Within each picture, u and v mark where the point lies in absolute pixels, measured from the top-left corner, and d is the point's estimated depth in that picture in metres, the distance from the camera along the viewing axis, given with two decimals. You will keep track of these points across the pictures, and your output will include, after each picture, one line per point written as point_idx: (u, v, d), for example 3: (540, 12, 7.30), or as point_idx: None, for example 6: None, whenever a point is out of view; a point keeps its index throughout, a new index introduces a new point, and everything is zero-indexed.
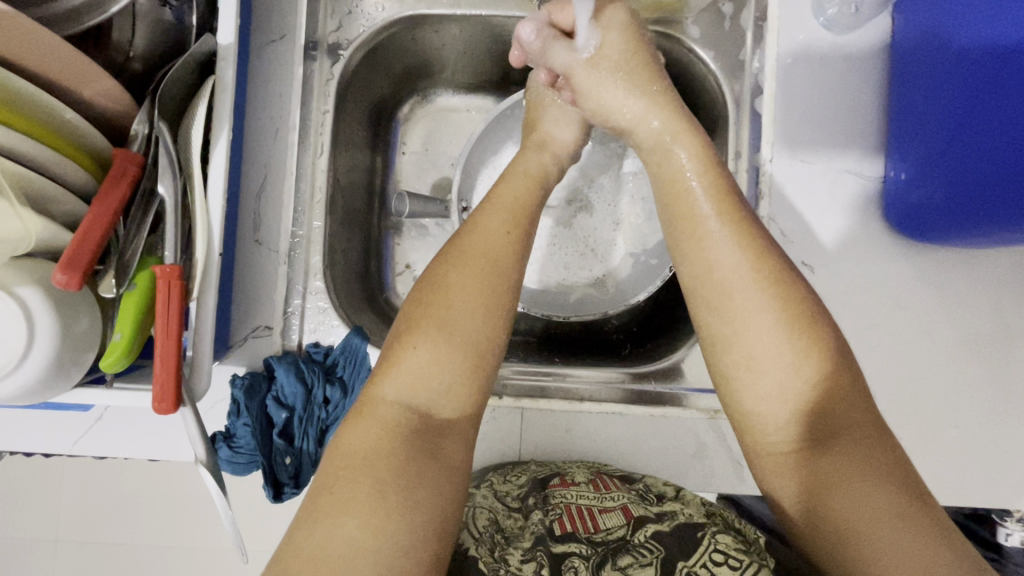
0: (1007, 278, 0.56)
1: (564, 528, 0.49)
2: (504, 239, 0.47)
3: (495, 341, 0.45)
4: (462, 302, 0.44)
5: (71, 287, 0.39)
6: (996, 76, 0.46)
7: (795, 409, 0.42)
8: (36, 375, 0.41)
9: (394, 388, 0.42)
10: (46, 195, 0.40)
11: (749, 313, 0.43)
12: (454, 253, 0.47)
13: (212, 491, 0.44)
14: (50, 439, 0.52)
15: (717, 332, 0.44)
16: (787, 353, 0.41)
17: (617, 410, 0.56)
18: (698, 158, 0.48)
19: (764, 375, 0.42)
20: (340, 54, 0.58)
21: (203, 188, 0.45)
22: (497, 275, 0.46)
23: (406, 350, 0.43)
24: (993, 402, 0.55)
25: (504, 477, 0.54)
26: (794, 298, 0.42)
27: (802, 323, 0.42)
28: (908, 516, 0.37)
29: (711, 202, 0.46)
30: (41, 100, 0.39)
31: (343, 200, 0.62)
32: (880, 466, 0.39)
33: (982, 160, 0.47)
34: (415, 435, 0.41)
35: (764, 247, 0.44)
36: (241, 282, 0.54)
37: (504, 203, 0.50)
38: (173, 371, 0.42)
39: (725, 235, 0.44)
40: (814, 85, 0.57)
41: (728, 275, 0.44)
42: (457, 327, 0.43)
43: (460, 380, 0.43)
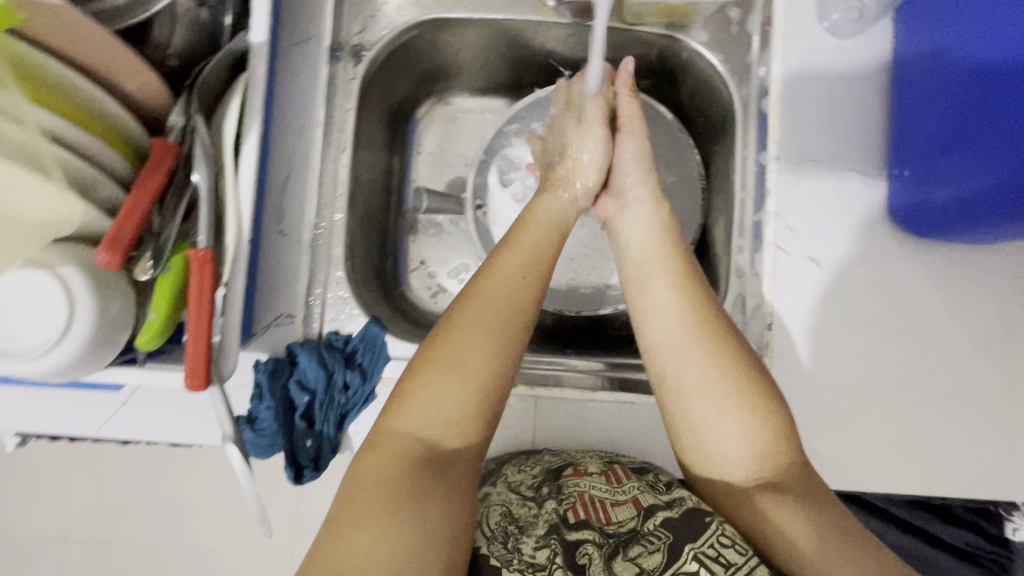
0: (1011, 274, 0.57)
1: (578, 515, 0.50)
2: (521, 278, 0.48)
3: (507, 377, 0.45)
4: (473, 339, 0.45)
5: (113, 266, 0.41)
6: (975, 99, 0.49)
7: (755, 453, 0.44)
8: (74, 352, 0.42)
9: (406, 422, 0.43)
10: (88, 180, 0.43)
11: (690, 364, 0.45)
12: (470, 289, 0.48)
13: (236, 466, 0.46)
14: (80, 421, 0.54)
15: (679, 388, 0.46)
16: (735, 405, 0.44)
17: (626, 399, 0.57)
18: (659, 234, 0.53)
19: (729, 421, 0.44)
20: (363, 56, 0.61)
21: (234, 177, 0.48)
22: (502, 311, 0.47)
23: (416, 384, 0.44)
24: (1000, 395, 0.56)
25: (518, 467, 0.55)
26: (732, 348, 0.45)
27: (747, 376, 0.45)
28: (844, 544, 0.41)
29: (665, 279, 0.49)
30: (88, 89, 0.41)
31: (363, 196, 0.64)
32: (818, 499, 0.43)
33: (974, 166, 0.49)
34: (422, 464, 0.42)
35: (710, 313, 0.47)
36: (265, 271, 0.56)
37: (521, 247, 0.51)
38: (203, 351, 0.44)
39: (666, 295, 0.48)
40: (818, 89, 0.59)
41: (671, 326, 0.47)
42: (467, 364, 0.44)
43: (467, 415, 0.44)
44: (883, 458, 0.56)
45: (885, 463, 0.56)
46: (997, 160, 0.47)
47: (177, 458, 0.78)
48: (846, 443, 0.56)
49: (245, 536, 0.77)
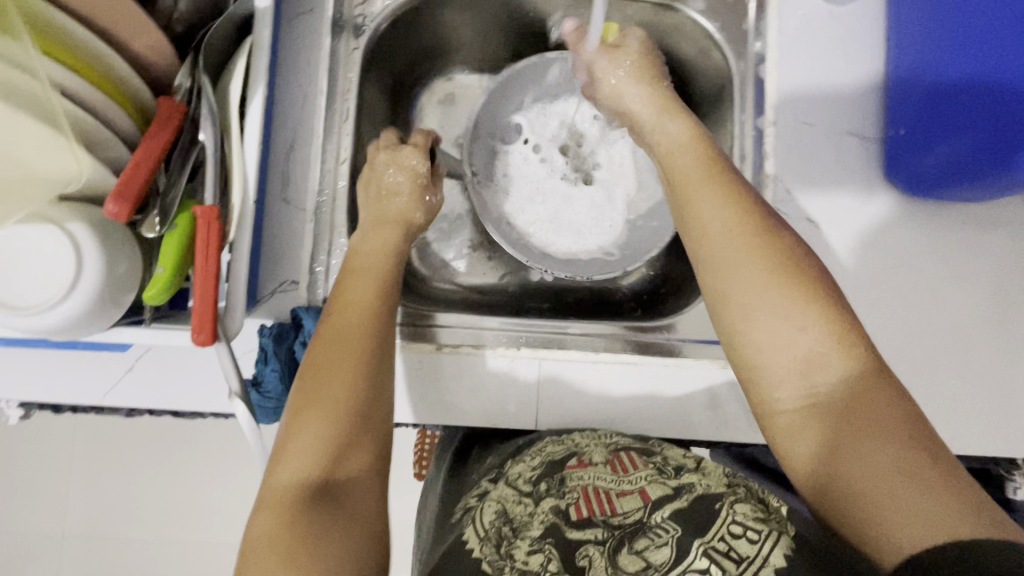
0: (1004, 232, 0.59)
1: (580, 513, 0.46)
2: (367, 306, 0.50)
3: (375, 397, 0.45)
4: (334, 369, 0.45)
5: (121, 218, 0.41)
6: (942, 95, 0.53)
7: (799, 354, 0.42)
8: (80, 308, 0.43)
9: (287, 467, 0.41)
10: (96, 137, 0.43)
11: (737, 258, 0.44)
12: (323, 331, 0.48)
13: (245, 423, 0.46)
14: (83, 390, 0.54)
15: (718, 290, 0.45)
16: (780, 296, 0.43)
17: (628, 359, 0.58)
18: (689, 128, 0.54)
19: (759, 323, 0.43)
20: (364, 29, 0.62)
21: (240, 138, 0.48)
22: (355, 342, 0.47)
23: (290, 434, 0.42)
24: (997, 353, 0.57)
25: (520, 460, 0.54)
26: (772, 244, 0.44)
27: (789, 271, 0.43)
28: (914, 471, 0.36)
29: (698, 166, 0.50)
30: (95, 45, 0.41)
31: (366, 167, 0.65)
32: (885, 424, 0.38)
33: (977, 119, 0.50)
34: (314, 500, 0.39)
35: (750, 206, 0.46)
36: (269, 239, 0.57)
37: (360, 278, 0.53)
38: (210, 307, 0.44)
39: (711, 195, 0.47)
40: (813, 52, 0.60)
41: (720, 227, 0.46)
42: (331, 395, 0.43)
43: (348, 445, 0.42)
44: None
45: None
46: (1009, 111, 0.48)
47: (176, 447, 0.85)
48: None
49: (233, 526, 0.86)
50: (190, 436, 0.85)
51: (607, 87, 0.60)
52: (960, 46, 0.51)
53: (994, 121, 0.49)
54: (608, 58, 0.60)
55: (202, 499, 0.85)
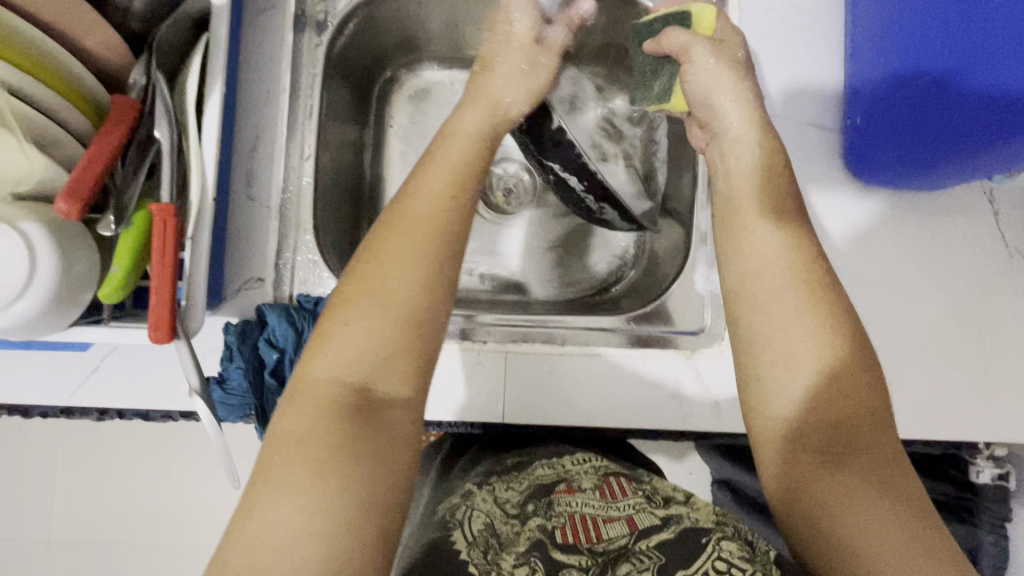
0: (960, 217, 0.60)
1: (565, 537, 0.46)
2: (440, 198, 0.46)
3: (435, 308, 0.42)
4: (391, 267, 0.42)
5: (73, 216, 0.41)
6: (895, 90, 0.54)
7: (832, 419, 0.41)
8: (34, 308, 0.42)
9: (325, 367, 0.40)
10: (49, 136, 0.43)
11: (783, 309, 0.45)
12: (386, 218, 0.45)
13: (206, 421, 0.47)
14: (48, 391, 0.54)
15: (760, 331, 0.45)
16: (826, 360, 0.42)
17: (597, 351, 0.58)
18: (767, 146, 0.52)
19: (801, 375, 0.43)
20: (327, 24, 0.62)
21: (197, 135, 0.48)
22: (423, 232, 0.44)
23: (336, 325, 0.41)
24: (957, 337, 0.58)
25: (508, 484, 0.54)
26: (835, 309, 0.44)
27: (846, 337, 0.43)
28: (921, 538, 0.36)
29: (762, 203, 0.50)
30: (45, 45, 0.42)
31: (333, 163, 0.65)
32: (903, 493, 0.38)
33: (932, 111, 0.51)
34: (353, 409, 0.39)
35: (814, 262, 0.46)
36: (234, 236, 0.56)
37: (440, 169, 0.48)
38: (168, 305, 0.44)
39: (773, 241, 0.47)
40: (774, 43, 0.61)
41: (774, 277, 0.46)
42: (384, 293, 0.41)
43: (397, 353, 0.41)
44: None
45: None
46: (956, 104, 0.49)
47: (156, 450, 0.85)
48: None
49: (215, 528, 0.86)
50: (168, 439, 0.84)
51: (696, 73, 0.55)
52: (911, 42, 0.52)
53: (955, 108, 0.49)
54: (708, 45, 0.54)
55: (185, 501, 0.85)
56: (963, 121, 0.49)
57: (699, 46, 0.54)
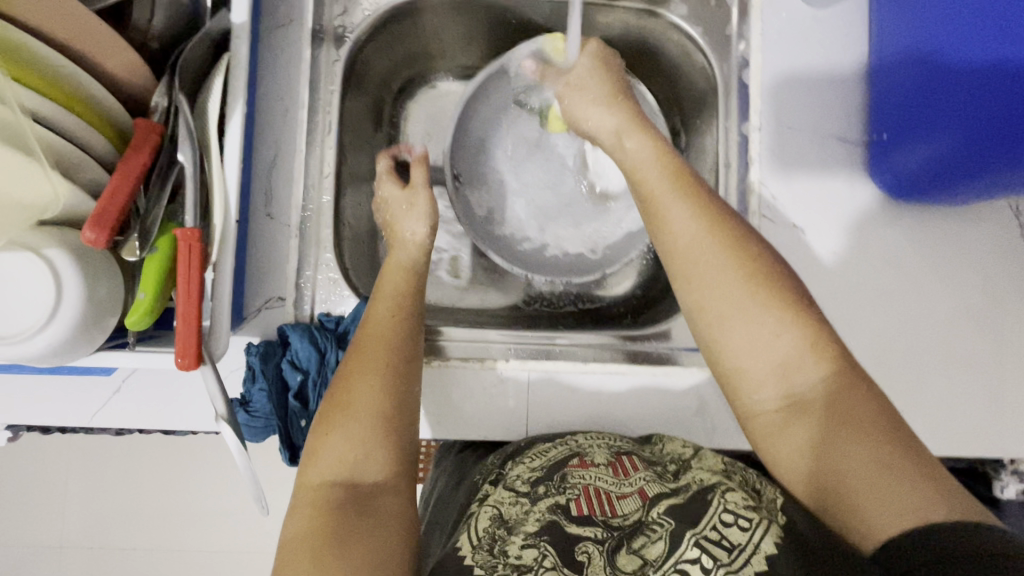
0: (989, 233, 0.59)
1: (580, 509, 0.47)
2: (392, 320, 0.51)
3: (401, 404, 0.46)
4: (359, 383, 0.46)
5: (99, 245, 0.40)
6: (940, 77, 0.51)
7: (778, 357, 0.43)
8: (61, 335, 0.42)
9: (317, 471, 0.42)
10: (73, 162, 0.42)
11: (713, 271, 0.45)
12: (356, 343, 0.49)
13: (232, 446, 0.46)
14: (70, 412, 0.54)
15: (694, 300, 0.46)
16: (754, 307, 0.44)
17: (619, 369, 0.58)
18: (656, 146, 0.50)
19: (735, 331, 0.44)
20: (345, 39, 0.61)
21: (219, 157, 0.48)
22: (386, 344, 0.49)
23: (321, 438, 0.43)
24: (986, 354, 0.57)
25: (518, 460, 0.53)
26: (744, 249, 0.45)
27: (760, 279, 0.44)
28: (888, 463, 0.38)
29: (665, 174, 0.49)
30: (47, 54, 0.40)
31: (351, 180, 0.64)
32: (858, 413, 0.40)
33: (971, 109, 0.49)
34: (343, 506, 0.40)
35: (718, 213, 0.47)
36: (254, 255, 0.56)
37: (387, 295, 0.53)
38: (194, 331, 0.44)
39: (681, 208, 0.47)
40: (796, 55, 0.60)
41: (689, 244, 0.46)
42: (358, 403, 0.45)
43: (375, 446, 0.43)
44: None
45: None
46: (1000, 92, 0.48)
47: (172, 460, 0.85)
48: None
49: (232, 538, 0.85)
50: (184, 450, 0.84)
51: (568, 105, 0.57)
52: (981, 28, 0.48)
53: (991, 99, 0.49)
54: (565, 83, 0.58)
55: (201, 512, 0.85)
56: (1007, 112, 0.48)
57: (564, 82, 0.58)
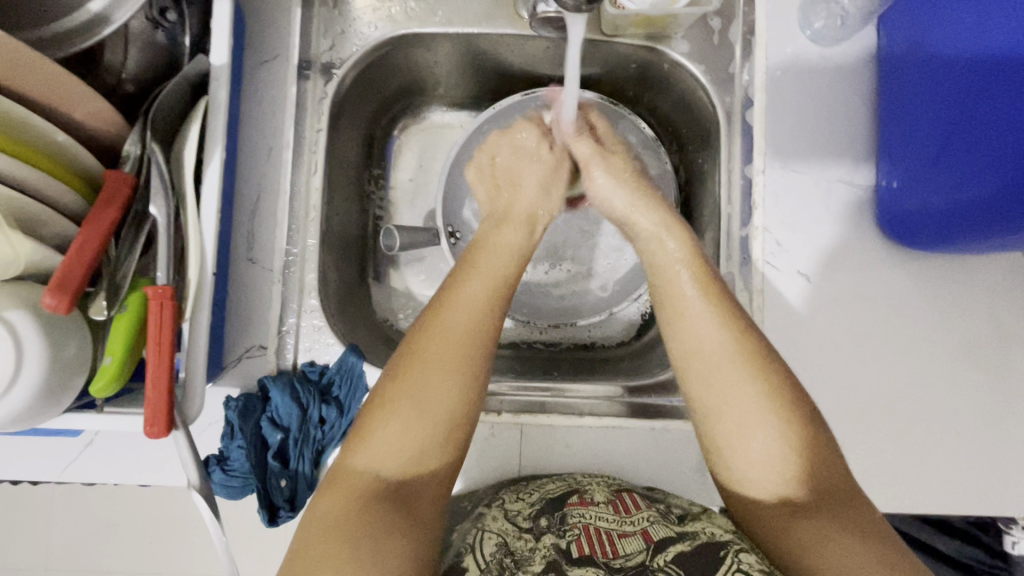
0: (1002, 283, 0.56)
1: (581, 550, 0.45)
2: (481, 308, 0.46)
3: (468, 408, 0.43)
4: (430, 372, 0.43)
5: (61, 310, 0.39)
6: (995, 80, 0.45)
7: (790, 466, 0.41)
8: (23, 402, 0.40)
9: (364, 460, 0.41)
10: (37, 218, 0.40)
11: (734, 387, 0.43)
12: (431, 322, 0.45)
13: (205, 517, 0.44)
14: (38, 468, 0.51)
15: (710, 405, 0.44)
16: (772, 421, 0.42)
17: (617, 424, 0.55)
18: (687, 246, 0.49)
19: (755, 441, 0.42)
20: (333, 74, 0.58)
21: (195, 207, 0.45)
22: (470, 336, 0.45)
23: (375, 423, 0.42)
24: (1000, 410, 0.55)
25: (516, 494, 0.50)
26: (767, 367, 0.43)
27: (781, 396, 0.42)
28: (889, 561, 0.38)
29: (694, 280, 0.46)
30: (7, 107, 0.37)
31: (339, 219, 0.61)
32: (860, 514, 0.40)
33: (986, 158, 0.45)
34: (389, 500, 0.40)
35: (744, 327, 0.44)
36: (235, 302, 0.54)
37: (480, 272, 0.48)
38: (164, 396, 0.42)
39: (705, 314, 0.45)
40: (803, 96, 0.58)
41: (713, 352, 0.44)
42: (424, 399, 0.42)
43: (430, 448, 0.42)
44: (880, 475, 0.54)
45: (883, 481, 0.54)
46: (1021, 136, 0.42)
47: None
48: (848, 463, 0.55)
49: None
50: None
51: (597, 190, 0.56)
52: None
53: (1004, 142, 0.44)
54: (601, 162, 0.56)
55: None
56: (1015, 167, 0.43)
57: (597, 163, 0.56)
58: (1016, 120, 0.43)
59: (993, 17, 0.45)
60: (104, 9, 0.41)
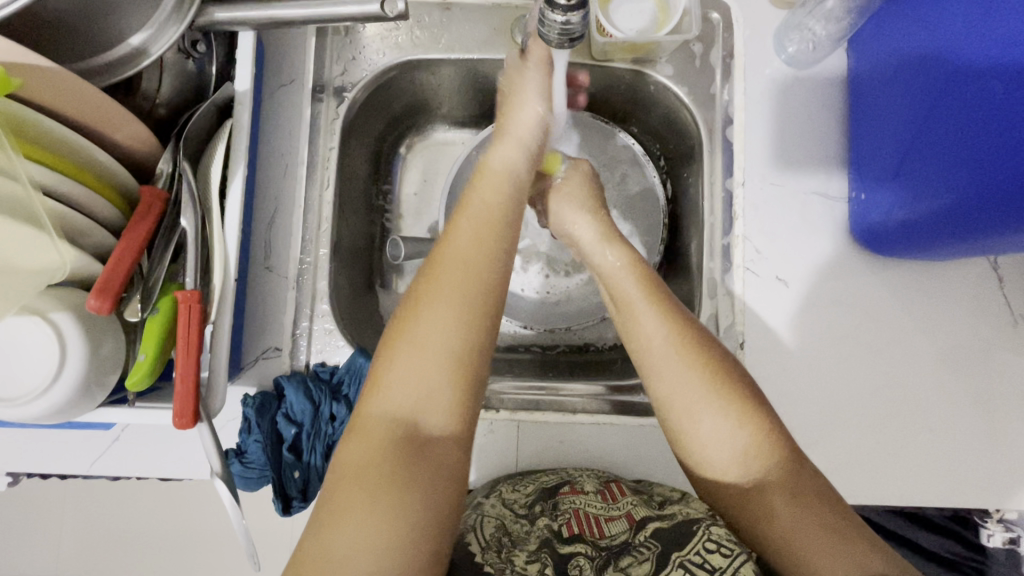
0: (970, 289, 0.60)
1: (571, 530, 0.51)
2: (476, 246, 0.47)
3: (474, 344, 0.44)
4: (435, 311, 0.44)
5: (103, 312, 0.43)
6: (948, 92, 0.49)
7: (741, 446, 0.44)
8: (65, 395, 0.44)
9: (378, 406, 0.43)
10: (80, 229, 0.44)
11: (678, 380, 0.47)
12: (429, 266, 0.47)
13: (226, 501, 0.47)
14: (69, 461, 0.55)
15: (662, 396, 0.47)
16: (720, 402, 0.45)
17: (606, 420, 0.59)
18: (625, 254, 0.54)
19: (704, 423, 0.45)
20: (344, 96, 0.63)
21: (220, 219, 0.50)
22: (467, 272, 0.46)
23: (386, 370, 0.43)
24: (970, 409, 0.58)
25: (513, 485, 0.55)
26: (708, 356, 0.47)
27: (723, 382, 0.46)
28: (834, 527, 0.41)
29: (634, 283, 0.52)
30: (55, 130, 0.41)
31: (349, 230, 0.66)
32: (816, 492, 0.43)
33: (942, 161, 0.49)
34: (403, 447, 0.41)
35: (684, 325, 0.48)
36: (253, 307, 0.58)
37: (474, 210, 0.50)
38: (191, 390, 0.46)
39: (648, 311, 0.49)
40: (779, 114, 0.63)
41: (658, 346, 0.48)
42: (428, 337, 0.43)
43: (443, 388, 0.43)
44: (858, 469, 0.58)
45: (860, 475, 0.58)
46: (979, 137, 0.46)
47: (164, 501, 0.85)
48: (826, 458, 0.58)
49: None
50: None
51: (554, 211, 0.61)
52: (1004, 45, 0.44)
53: (961, 143, 0.48)
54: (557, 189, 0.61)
55: None
56: (968, 169, 0.47)
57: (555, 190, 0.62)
58: (972, 124, 0.47)
59: (948, 26, 0.49)
60: (141, 42, 0.46)
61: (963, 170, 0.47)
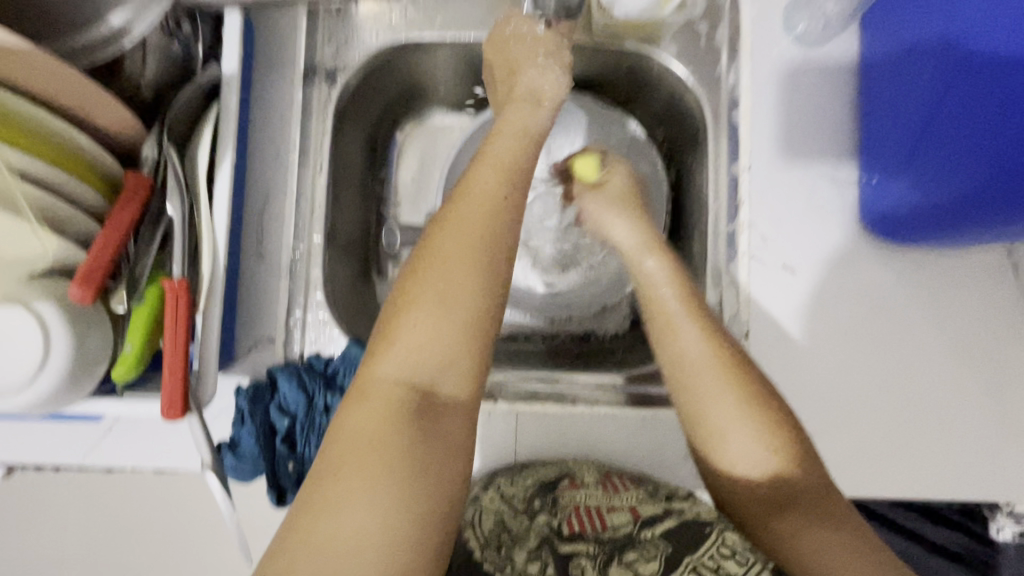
0: (984, 277, 0.58)
1: (572, 527, 0.51)
2: (498, 188, 0.42)
3: (493, 301, 0.40)
4: (455, 259, 0.39)
5: (86, 301, 0.42)
6: (966, 74, 0.46)
7: (771, 469, 0.42)
8: (51, 386, 0.43)
9: (384, 367, 0.38)
10: (62, 216, 0.43)
11: (714, 395, 0.44)
12: (448, 209, 0.42)
13: (218, 495, 0.47)
14: (61, 452, 0.54)
15: (690, 409, 0.45)
16: (755, 424, 0.42)
17: (611, 412, 0.57)
18: (661, 259, 0.51)
19: (733, 443, 0.43)
20: (337, 79, 0.61)
21: (208, 207, 0.48)
22: (490, 217, 0.41)
23: (398, 324, 0.39)
24: (982, 401, 0.57)
25: (512, 478, 0.53)
26: (746, 374, 0.44)
27: (761, 403, 0.43)
28: (860, 550, 0.40)
29: (671, 290, 0.48)
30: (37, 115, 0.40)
31: (343, 217, 0.64)
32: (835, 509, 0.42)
33: (969, 145, 0.46)
34: (413, 415, 0.37)
35: (728, 344, 0.45)
36: (245, 296, 0.57)
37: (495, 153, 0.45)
38: (180, 381, 0.45)
39: (689, 325, 0.46)
40: (787, 96, 0.60)
41: (695, 361, 0.45)
42: (447, 288, 0.39)
43: (456, 350, 0.38)
44: (864, 462, 0.56)
45: (866, 468, 0.56)
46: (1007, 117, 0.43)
47: None
48: (832, 451, 0.57)
49: None
50: None
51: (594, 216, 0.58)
52: None
53: (988, 124, 0.45)
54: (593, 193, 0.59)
55: None
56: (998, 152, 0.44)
57: (591, 194, 0.59)
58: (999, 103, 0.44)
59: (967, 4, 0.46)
60: (123, 22, 0.44)
61: (991, 151, 0.44)
